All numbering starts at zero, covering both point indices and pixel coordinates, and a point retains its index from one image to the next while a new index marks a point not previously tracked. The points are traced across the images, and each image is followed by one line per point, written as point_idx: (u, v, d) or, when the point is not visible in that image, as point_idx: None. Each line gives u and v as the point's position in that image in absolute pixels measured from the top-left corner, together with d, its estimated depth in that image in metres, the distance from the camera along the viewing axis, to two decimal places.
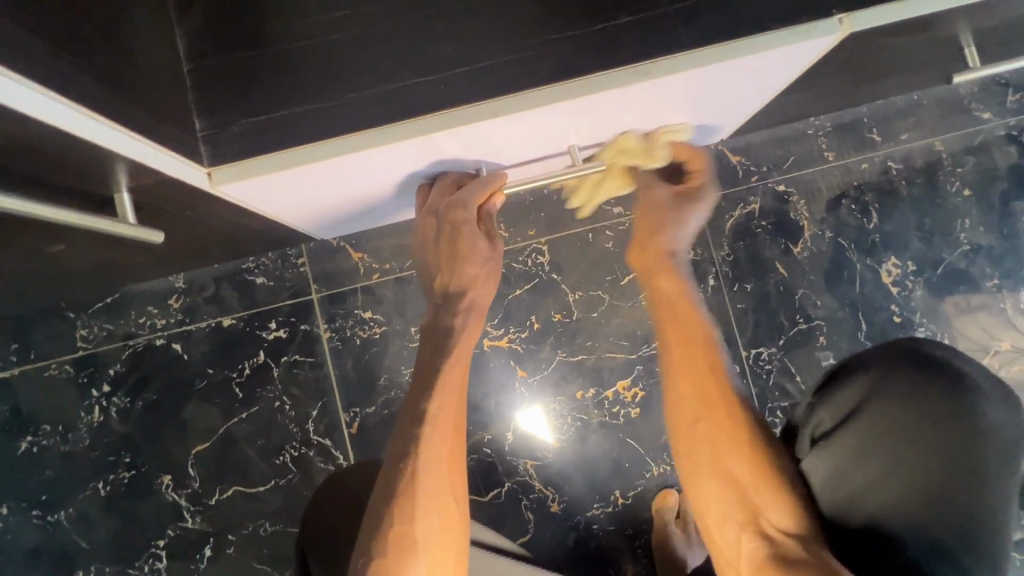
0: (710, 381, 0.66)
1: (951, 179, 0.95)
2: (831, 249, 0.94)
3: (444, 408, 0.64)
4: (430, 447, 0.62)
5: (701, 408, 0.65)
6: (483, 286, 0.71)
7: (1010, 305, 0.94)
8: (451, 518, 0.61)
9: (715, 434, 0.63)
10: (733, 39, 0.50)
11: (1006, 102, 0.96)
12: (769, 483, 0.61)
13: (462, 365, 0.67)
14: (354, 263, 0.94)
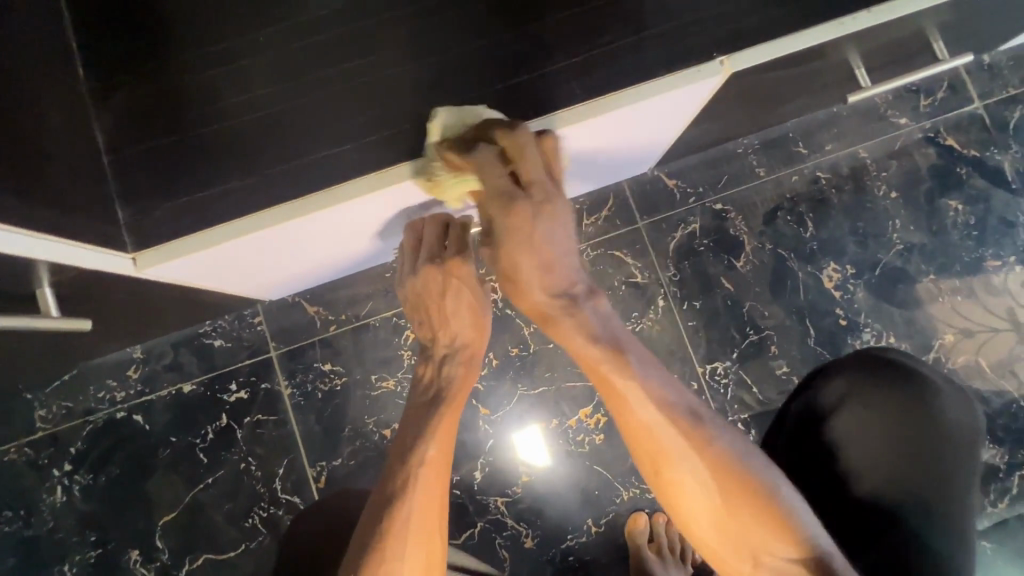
0: (636, 421, 0.57)
1: (877, 183, 1.00)
2: (772, 261, 0.98)
3: (441, 452, 0.67)
4: (427, 487, 0.64)
5: (648, 459, 0.57)
6: (475, 335, 0.74)
7: (948, 298, 0.97)
8: (434, 558, 0.62)
9: (685, 485, 0.56)
10: (628, 86, 0.54)
11: (919, 107, 1.02)
12: (771, 520, 0.54)
13: (452, 413, 0.70)
14: (310, 318, 0.95)
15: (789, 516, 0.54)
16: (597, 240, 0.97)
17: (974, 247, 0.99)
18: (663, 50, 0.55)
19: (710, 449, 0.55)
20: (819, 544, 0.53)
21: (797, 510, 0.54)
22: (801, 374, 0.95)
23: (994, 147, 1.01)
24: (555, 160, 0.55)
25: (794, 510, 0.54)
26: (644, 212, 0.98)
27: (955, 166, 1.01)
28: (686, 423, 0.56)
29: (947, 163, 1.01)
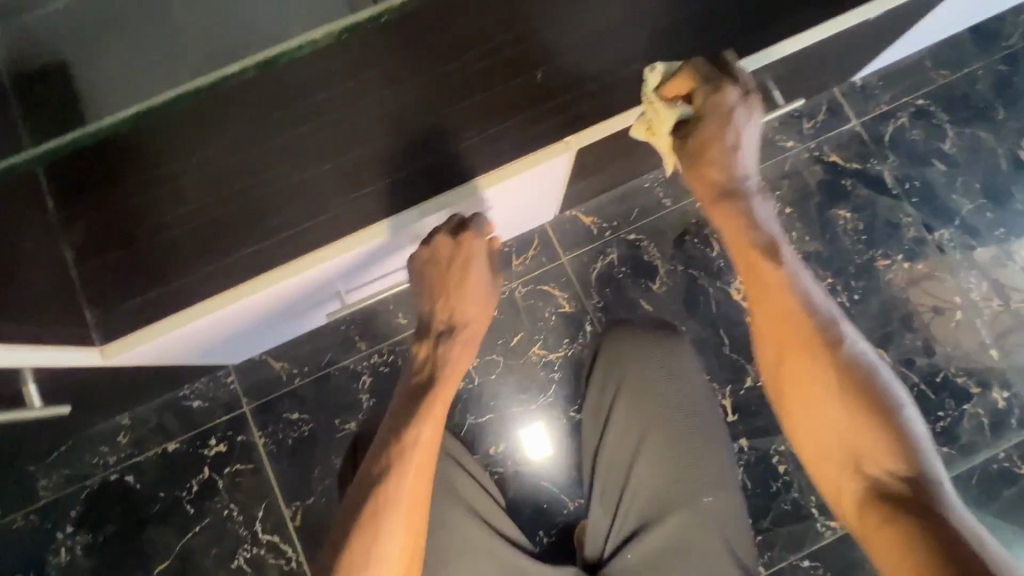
0: (788, 323, 0.70)
1: (772, 202, 1.12)
2: (685, 281, 1.09)
3: (433, 430, 0.74)
4: (412, 460, 0.71)
5: (781, 354, 0.70)
6: (493, 314, 0.85)
7: (846, 298, 1.09)
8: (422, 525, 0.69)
9: (807, 376, 0.68)
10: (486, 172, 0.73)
11: (803, 130, 1.15)
12: (880, 425, 0.64)
13: (448, 396, 0.78)
14: (277, 373, 1.06)
15: (896, 426, 0.64)
16: (526, 278, 1.09)
17: (865, 250, 1.10)
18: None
19: (840, 353, 0.68)
20: (930, 471, 0.61)
21: (908, 432, 0.63)
22: (720, 379, 1.06)
23: (872, 159, 1.13)
24: (726, 104, 0.71)
25: (911, 439, 0.63)
26: (566, 248, 1.10)
27: (840, 179, 1.13)
28: (818, 329, 0.69)
29: (833, 177, 1.13)
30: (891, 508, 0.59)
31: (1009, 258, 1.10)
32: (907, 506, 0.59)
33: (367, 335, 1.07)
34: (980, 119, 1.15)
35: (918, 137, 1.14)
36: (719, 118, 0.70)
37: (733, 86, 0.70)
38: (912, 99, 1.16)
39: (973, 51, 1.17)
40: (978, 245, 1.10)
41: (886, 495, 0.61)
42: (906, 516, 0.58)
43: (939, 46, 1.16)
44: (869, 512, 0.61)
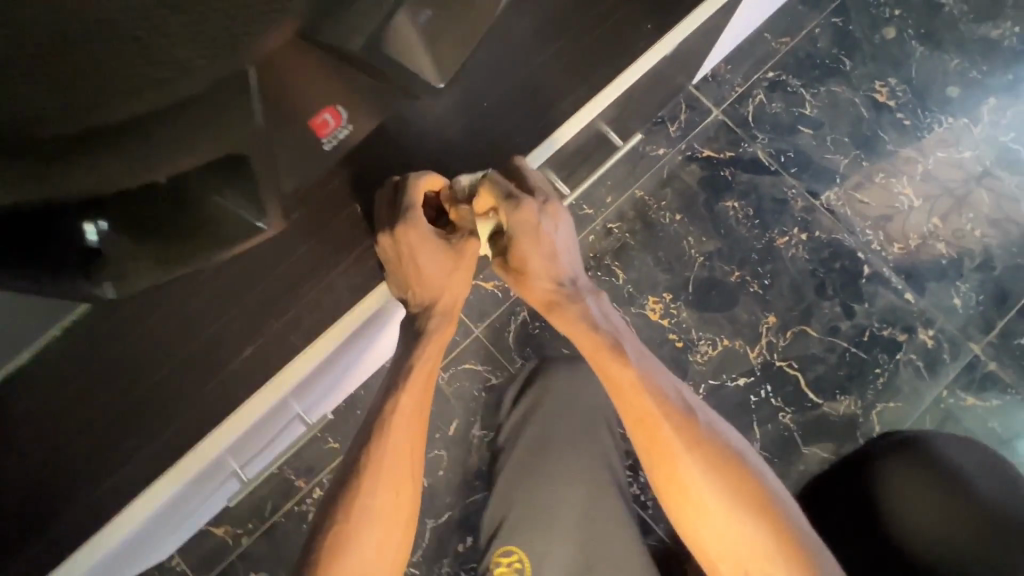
0: (656, 424, 0.63)
1: (661, 213, 1.11)
2: None
3: (414, 401, 0.69)
4: (389, 443, 0.67)
5: (651, 453, 0.63)
6: (456, 281, 0.74)
7: (758, 285, 1.09)
8: (403, 503, 0.67)
9: (682, 478, 0.62)
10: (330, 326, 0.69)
11: (670, 134, 1.14)
12: (763, 519, 0.60)
13: (433, 357, 0.72)
14: (221, 538, 1.01)
15: (780, 519, 0.60)
16: (445, 362, 1.06)
17: (762, 233, 1.10)
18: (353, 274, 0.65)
19: (717, 451, 0.62)
20: (818, 566, 0.59)
21: (792, 521, 0.60)
22: None
23: (743, 143, 1.14)
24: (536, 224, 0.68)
25: (805, 542, 0.60)
26: (476, 319, 1.07)
27: (719, 172, 1.13)
28: (681, 425, 0.63)
29: (712, 172, 1.13)
30: None
31: (896, 200, 1.11)
32: None
33: (303, 471, 1.03)
34: (832, 75, 1.17)
35: (780, 109, 1.15)
36: (529, 232, 0.67)
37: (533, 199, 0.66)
38: (763, 74, 1.17)
39: (805, 12, 1.19)
40: (864, 196, 1.12)
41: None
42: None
43: (772, 17, 1.18)
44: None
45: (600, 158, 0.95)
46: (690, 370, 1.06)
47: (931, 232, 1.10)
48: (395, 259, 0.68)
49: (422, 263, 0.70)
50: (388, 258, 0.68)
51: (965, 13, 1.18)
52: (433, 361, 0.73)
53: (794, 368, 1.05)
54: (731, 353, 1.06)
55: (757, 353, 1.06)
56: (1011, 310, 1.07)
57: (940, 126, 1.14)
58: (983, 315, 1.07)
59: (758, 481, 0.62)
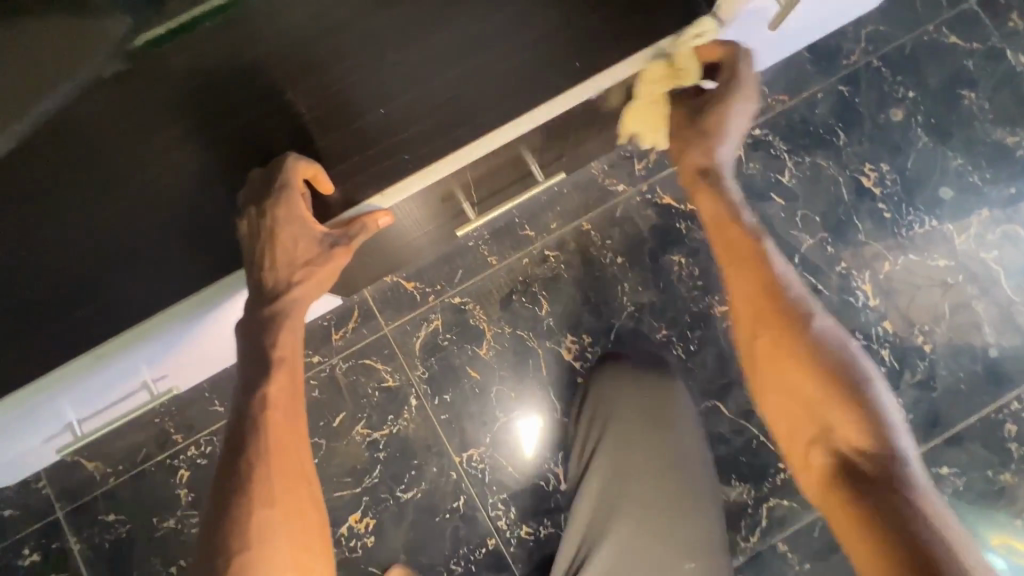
0: (759, 292, 0.69)
1: (603, 252, 1.06)
2: (513, 343, 1.04)
3: (281, 391, 0.66)
4: (267, 442, 0.64)
5: (760, 335, 0.67)
6: (321, 278, 0.67)
7: (682, 349, 1.04)
8: (304, 504, 0.65)
9: (786, 354, 0.65)
10: (166, 308, 0.65)
11: (635, 171, 1.08)
12: (833, 403, 0.62)
13: (292, 345, 0.68)
14: (91, 473, 1.02)
15: (859, 395, 0.62)
16: (347, 352, 1.04)
17: (701, 296, 1.05)
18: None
19: (811, 330, 0.66)
20: (896, 432, 0.61)
21: (865, 384, 0.63)
22: (551, 447, 1.01)
23: None
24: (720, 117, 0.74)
25: (868, 402, 0.62)
26: (388, 317, 1.05)
27: (674, 223, 1.06)
28: (789, 302, 0.68)
29: (666, 221, 1.06)
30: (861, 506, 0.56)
31: (851, 294, 1.04)
32: (870, 507, 0.56)
33: (183, 426, 1.03)
34: (821, 146, 1.08)
35: (756, 171, 1.08)
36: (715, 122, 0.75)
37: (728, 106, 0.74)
38: (749, 130, 1.09)
39: (812, 73, 1.10)
40: (819, 283, 1.05)
41: (851, 463, 0.60)
42: (857, 488, 0.57)
43: (775, 70, 1.10)
44: (836, 485, 0.60)
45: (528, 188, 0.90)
46: None
47: (878, 337, 1.03)
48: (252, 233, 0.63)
49: (282, 244, 0.64)
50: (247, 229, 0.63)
51: (983, 112, 1.09)
52: (296, 348, 0.69)
53: None
54: None
55: None
56: (938, 437, 1.01)
57: (921, 227, 1.06)
58: (908, 435, 1.01)
59: (816, 350, 0.64)
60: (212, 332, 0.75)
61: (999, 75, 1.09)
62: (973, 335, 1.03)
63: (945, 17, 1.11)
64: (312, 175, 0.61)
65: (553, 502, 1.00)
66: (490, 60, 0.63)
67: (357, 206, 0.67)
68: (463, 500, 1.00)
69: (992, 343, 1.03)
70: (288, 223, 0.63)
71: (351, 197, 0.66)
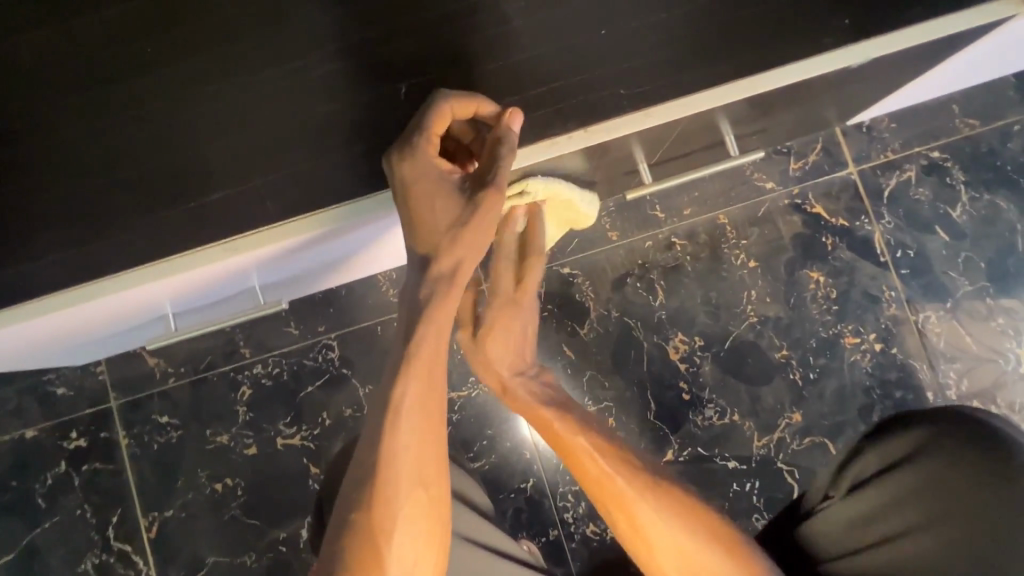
0: (602, 474, 0.61)
1: (735, 251, 0.96)
2: (617, 329, 0.95)
3: (419, 391, 0.54)
4: (400, 453, 0.52)
5: (609, 511, 0.62)
6: (477, 237, 0.54)
7: (799, 375, 0.94)
8: (433, 497, 0.54)
9: (638, 525, 0.59)
10: (315, 209, 0.54)
11: (788, 170, 0.97)
12: (708, 559, 0.57)
13: (436, 338, 0.55)
14: (150, 369, 0.96)
15: (720, 548, 0.57)
16: None
17: (832, 323, 0.94)
18: (367, 168, 0.54)
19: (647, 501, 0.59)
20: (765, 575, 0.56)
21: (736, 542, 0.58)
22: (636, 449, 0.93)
23: (864, 217, 0.96)
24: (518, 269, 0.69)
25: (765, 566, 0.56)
26: None
27: (820, 236, 0.96)
28: (630, 473, 0.61)
29: (813, 232, 0.96)
30: None
31: (1000, 356, 0.94)
32: None
33: (253, 341, 0.97)
34: (1005, 185, 0.96)
35: (924, 198, 0.96)
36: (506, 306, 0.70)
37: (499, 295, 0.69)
38: (926, 151, 0.97)
39: (1012, 101, 0.97)
40: (968, 336, 0.94)
41: None
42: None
43: (972, 90, 0.97)
44: None
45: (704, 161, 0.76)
46: (684, 427, 0.93)
47: (1021, 409, 0.93)
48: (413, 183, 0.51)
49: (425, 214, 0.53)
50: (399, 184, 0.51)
51: None
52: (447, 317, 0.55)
53: (793, 479, 0.91)
54: (734, 432, 0.93)
55: (763, 444, 0.93)
56: None
57: None
58: None
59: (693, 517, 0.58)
60: (343, 246, 0.65)
61: None
62: None
63: None
64: (474, 111, 0.52)
65: None
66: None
67: (552, 140, 0.53)
68: (532, 483, 0.93)
69: None
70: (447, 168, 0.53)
71: (545, 128, 0.54)
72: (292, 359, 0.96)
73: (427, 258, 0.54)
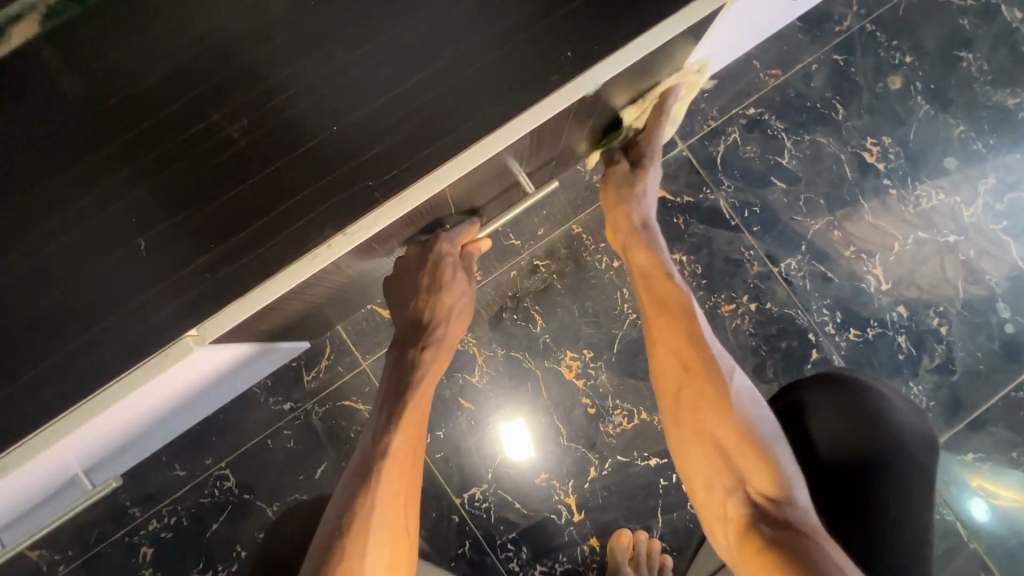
0: (686, 344, 0.70)
1: (597, 256, 0.96)
2: (508, 366, 0.94)
3: (407, 444, 0.62)
4: (378, 499, 0.58)
5: (680, 378, 0.69)
6: (458, 310, 0.71)
7: None
8: (407, 501, 0.61)
9: (704, 397, 0.67)
10: (80, 401, 0.50)
11: None
12: (749, 443, 0.63)
13: (424, 392, 0.67)
14: (33, 563, 0.88)
15: (765, 444, 0.63)
16: (322, 394, 0.92)
17: (706, 296, 0.97)
18: (127, 341, 0.50)
19: (730, 378, 0.67)
20: (790, 476, 0.61)
21: (776, 430, 0.64)
22: (560, 476, 0.93)
23: (706, 188, 0.99)
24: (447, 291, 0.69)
25: (794, 469, 0.62)
26: (365, 350, 0.93)
27: (671, 218, 0.98)
28: (714, 355, 0.69)
29: (663, 216, 0.98)
30: (761, 525, 0.59)
31: (862, 280, 0.98)
32: (783, 532, 0.56)
33: (140, 498, 0.90)
34: (819, 122, 1.01)
35: (754, 154, 1.00)
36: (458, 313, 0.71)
37: (449, 336, 0.71)
38: (742, 109, 1.00)
39: (804, 42, 1.02)
40: (828, 270, 0.98)
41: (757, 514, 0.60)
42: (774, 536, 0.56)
43: (766, 43, 1.01)
44: (741, 527, 0.60)
45: (509, 202, 0.78)
46: (599, 441, 0.93)
47: (892, 323, 0.98)
48: (409, 278, 0.68)
49: (425, 289, 0.68)
50: (405, 276, 0.69)
51: (982, 74, 1.01)
52: (434, 380, 0.68)
53: None
54: (645, 430, 0.93)
55: None
56: (960, 423, 0.96)
57: (927, 201, 1.00)
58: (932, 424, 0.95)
59: (727, 398, 0.66)
60: (161, 403, 0.60)
61: (996, 32, 1.02)
62: (988, 311, 0.97)
63: None
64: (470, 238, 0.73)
65: (566, 536, 0.92)
66: (455, 62, 0.51)
67: (314, 252, 0.51)
68: (470, 544, 0.92)
69: (1008, 318, 0.97)
70: (430, 263, 0.67)
71: (303, 241, 0.51)
72: (187, 502, 0.90)
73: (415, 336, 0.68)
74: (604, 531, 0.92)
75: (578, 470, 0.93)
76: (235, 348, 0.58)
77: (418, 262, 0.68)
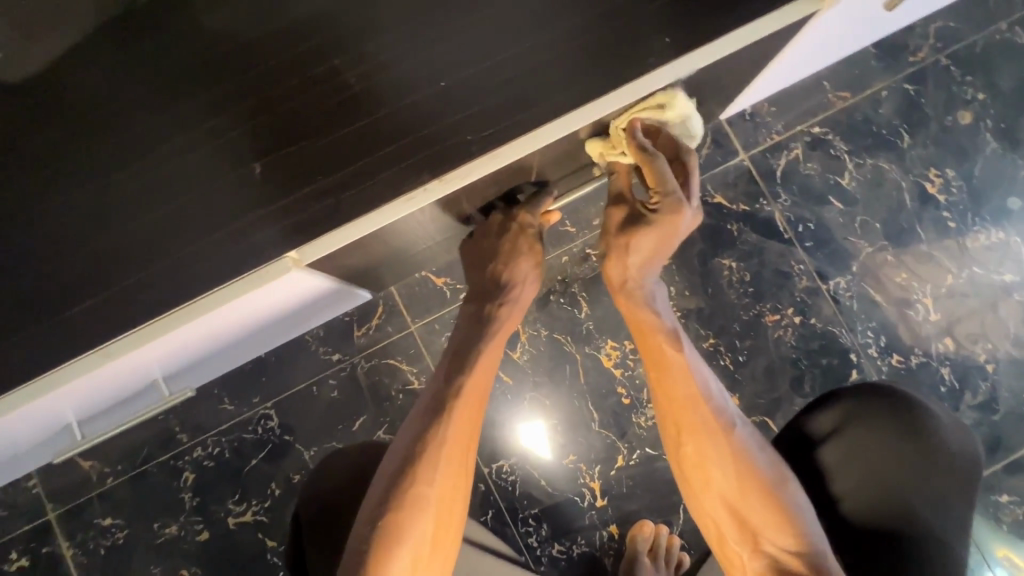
0: (682, 400, 0.67)
1: None
2: (549, 348, 0.97)
3: (477, 389, 0.67)
4: (447, 433, 0.63)
5: (677, 435, 0.67)
6: (530, 277, 0.73)
7: (729, 360, 0.97)
8: (469, 441, 0.65)
9: (708, 457, 0.65)
10: (187, 303, 0.55)
11: None
12: (763, 499, 0.61)
13: (495, 347, 0.71)
14: (85, 472, 0.93)
15: (773, 494, 0.61)
16: (370, 351, 0.97)
17: (751, 304, 0.98)
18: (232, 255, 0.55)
19: (731, 433, 0.65)
20: (804, 524, 0.60)
21: (782, 479, 0.63)
22: (587, 461, 0.94)
23: (762, 199, 1.00)
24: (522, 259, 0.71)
25: (806, 513, 0.61)
26: (415, 314, 0.97)
27: (724, 224, 1.00)
28: (715, 411, 0.66)
29: (718, 221, 1.00)
30: None
31: (910, 307, 0.98)
32: None
33: (189, 425, 0.95)
34: (884, 147, 1.02)
35: (814, 172, 1.01)
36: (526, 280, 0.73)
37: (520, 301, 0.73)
38: (807, 127, 1.02)
39: (877, 69, 1.03)
40: (877, 294, 0.99)
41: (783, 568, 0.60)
42: None
43: (838, 66, 1.03)
44: None
45: (577, 184, 0.81)
46: (629, 431, 0.95)
47: (937, 355, 0.97)
48: (486, 241, 0.72)
49: (502, 253, 0.71)
50: (481, 239, 0.72)
51: None
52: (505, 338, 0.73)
53: None
54: None
55: None
56: (998, 463, 0.95)
57: (986, 238, 0.99)
58: None
59: (733, 457, 0.64)
60: (246, 323, 0.65)
61: None
62: None
63: (1021, 14, 1.03)
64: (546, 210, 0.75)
65: (587, 520, 0.93)
66: (561, 34, 0.55)
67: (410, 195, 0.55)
68: (492, 514, 0.94)
69: None
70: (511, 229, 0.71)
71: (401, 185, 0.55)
72: (232, 435, 0.95)
73: (490, 296, 0.72)
74: (625, 520, 0.93)
75: (606, 456, 0.95)
76: (322, 279, 0.63)
77: (497, 228, 0.71)
